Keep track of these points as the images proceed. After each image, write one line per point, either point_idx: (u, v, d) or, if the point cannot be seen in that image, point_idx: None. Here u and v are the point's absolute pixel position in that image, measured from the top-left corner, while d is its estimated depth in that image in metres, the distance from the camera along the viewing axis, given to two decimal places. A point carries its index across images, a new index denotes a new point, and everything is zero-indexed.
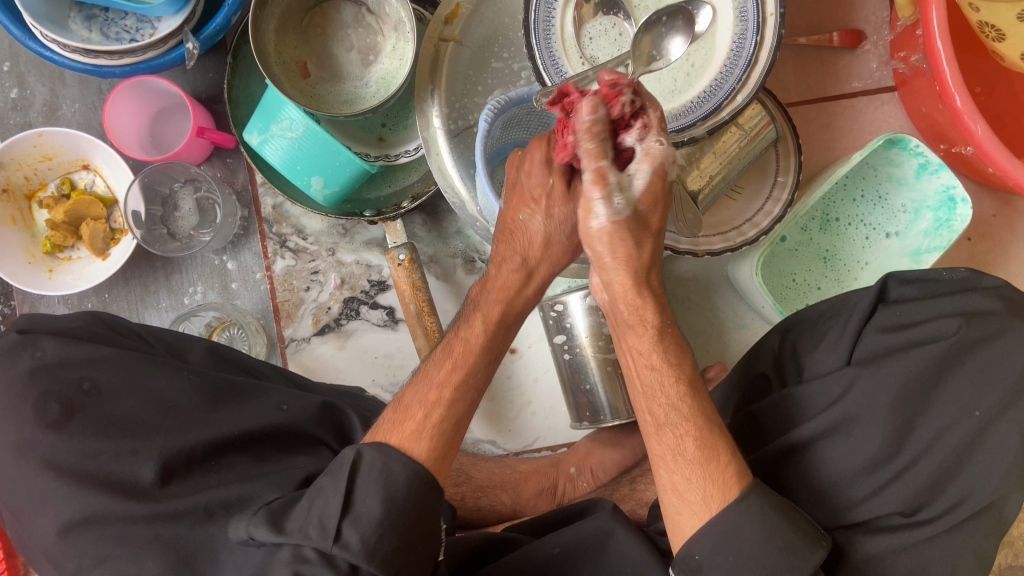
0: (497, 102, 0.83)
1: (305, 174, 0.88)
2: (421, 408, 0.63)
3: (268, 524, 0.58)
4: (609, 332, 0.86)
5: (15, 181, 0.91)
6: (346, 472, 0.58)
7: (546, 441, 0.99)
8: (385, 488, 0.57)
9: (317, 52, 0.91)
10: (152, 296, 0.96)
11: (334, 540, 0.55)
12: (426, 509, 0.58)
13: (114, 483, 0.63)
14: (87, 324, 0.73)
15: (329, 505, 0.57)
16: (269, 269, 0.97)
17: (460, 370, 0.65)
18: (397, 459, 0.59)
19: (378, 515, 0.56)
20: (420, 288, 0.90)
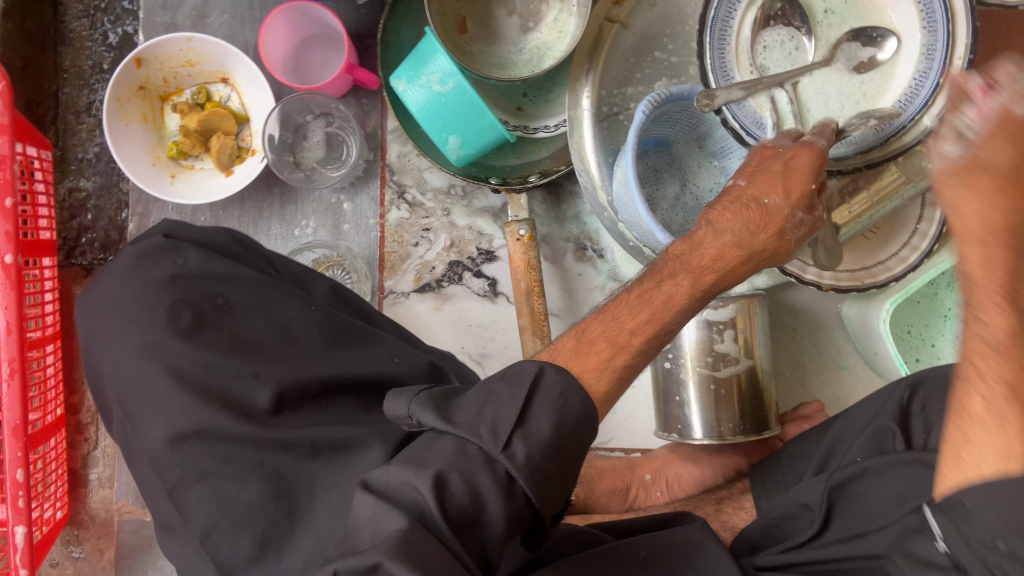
0: (657, 94, 0.81)
1: (444, 131, 0.86)
2: (598, 330, 0.59)
3: (434, 409, 0.53)
4: (720, 350, 0.84)
5: (154, 81, 0.90)
6: (525, 385, 0.52)
7: (621, 443, 0.97)
8: (558, 414, 0.51)
9: (477, 9, 0.89)
10: (264, 221, 0.95)
11: (502, 447, 0.49)
12: (582, 440, 0.53)
13: (230, 403, 0.62)
14: (226, 241, 0.73)
15: (504, 412, 0.51)
16: (382, 218, 0.96)
17: (652, 326, 0.59)
18: (577, 393, 0.52)
19: (549, 436, 0.50)
20: (534, 267, 0.88)
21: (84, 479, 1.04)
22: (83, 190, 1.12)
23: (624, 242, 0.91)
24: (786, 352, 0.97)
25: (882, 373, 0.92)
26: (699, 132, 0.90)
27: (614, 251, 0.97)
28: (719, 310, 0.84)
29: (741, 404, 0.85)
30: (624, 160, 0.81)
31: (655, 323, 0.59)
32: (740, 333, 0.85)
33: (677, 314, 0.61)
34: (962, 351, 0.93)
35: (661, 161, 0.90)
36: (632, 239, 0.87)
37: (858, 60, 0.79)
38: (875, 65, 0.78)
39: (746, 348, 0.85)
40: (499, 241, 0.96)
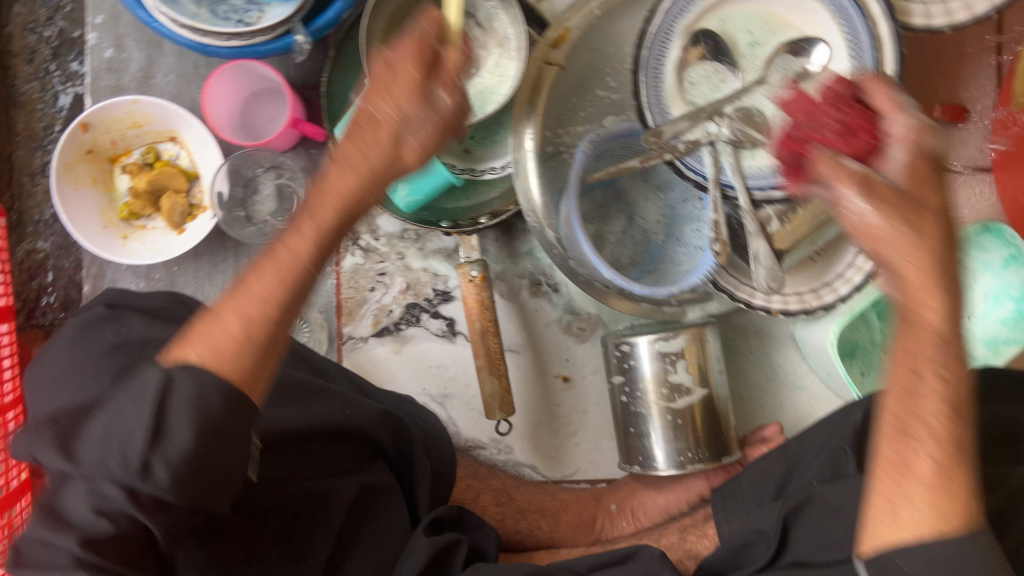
0: (596, 134, 0.82)
1: (392, 178, 0.87)
2: (261, 309, 0.51)
3: (54, 447, 0.49)
4: (674, 380, 0.86)
5: (102, 144, 0.91)
6: (150, 397, 0.47)
7: (587, 474, 0.98)
8: (199, 411, 0.48)
9: None
10: (219, 276, 0.96)
11: (140, 474, 0.47)
12: (240, 420, 0.50)
13: None
14: (169, 304, 0.74)
15: (132, 431, 0.47)
16: (337, 264, 0.97)
17: (270, 279, 0.52)
18: (213, 385, 0.48)
19: (189, 445, 0.48)
20: (488, 307, 0.89)
21: None
22: (41, 251, 1.12)
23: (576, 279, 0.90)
24: (744, 376, 0.98)
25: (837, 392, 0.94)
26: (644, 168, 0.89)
27: (568, 285, 0.98)
28: (670, 341, 0.86)
29: (698, 431, 0.87)
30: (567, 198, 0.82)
31: (285, 284, 0.52)
32: (693, 361, 0.86)
33: (308, 266, 0.53)
34: None
35: (608, 197, 0.90)
36: (583, 275, 0.88)
37: (793, 70, 0.83)
38: (809, 77, 0.82)
39: (700, 377, 0.87)
40: (455, 281, 0.98)
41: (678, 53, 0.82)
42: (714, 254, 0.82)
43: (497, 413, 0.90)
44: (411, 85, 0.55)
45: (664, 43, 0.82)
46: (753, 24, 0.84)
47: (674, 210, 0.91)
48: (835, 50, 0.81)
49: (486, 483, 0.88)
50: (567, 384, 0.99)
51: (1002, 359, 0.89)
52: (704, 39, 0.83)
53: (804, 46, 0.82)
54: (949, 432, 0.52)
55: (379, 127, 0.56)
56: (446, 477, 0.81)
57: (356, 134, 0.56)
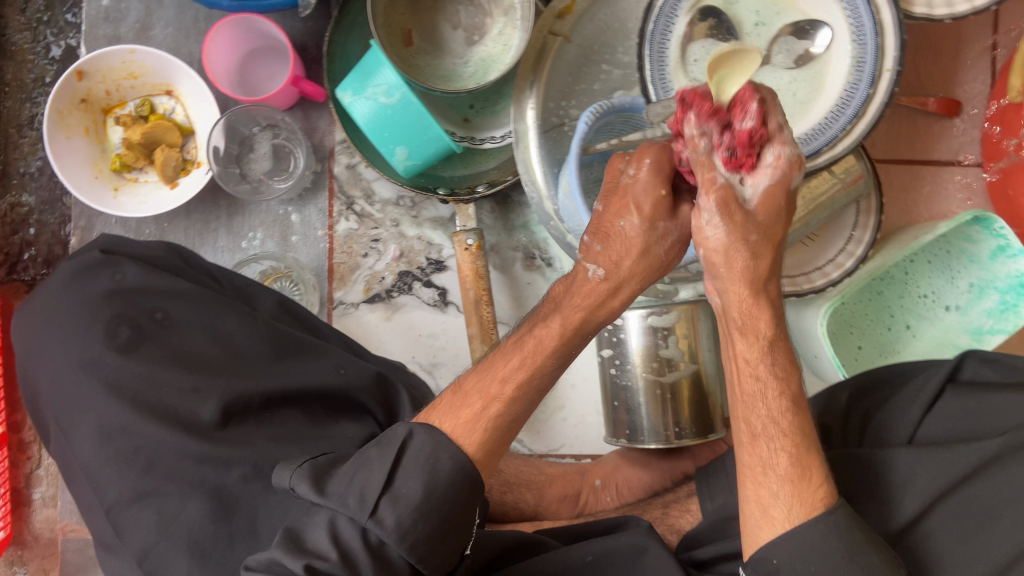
0: (599, 106, 0.83)
1: (391, 142, 0.87)
2: (486, 429, 0.58)
3: (311, 481, 0.56)
4: (664, 355, 0.86)
5: (96, 94, 0.89)
6: (394, 449, 0.56)
7: (572, 450, 0.98)
8: (430, 472, 0.55)
9: (424, 22, 0.90)
10: (210, 234, 0.95)
11: (369, 514, 0.53)
12: (463, 497, 0.56)
13: (171, 417, 0.62)
14: (165, 254, 0.73)
15: (373, 476, 0.55)
16: (331, 229, 0.96)
17: (439, 414, 0.59)
18: (448, 450, 0.56)
19: (418, 496, 0.54)
20: (482, 276, 0.89)
21: (26, 499, 1.02)
22: (26, 204, 1.10)
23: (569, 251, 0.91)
24: None
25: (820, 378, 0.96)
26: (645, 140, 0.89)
27: (561, 260, 0.97)
28: (663, 316, 0.86)
29: (683, 408, 0.87)
30: (568, 169, 0.82)
31: (525, 370, 0.60)
32: (683, 338, 0.86)
33: (549, 358, 0.61)
34: (899, 357, 0.96)
35: None
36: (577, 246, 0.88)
37: (795, 53, 0.83)
38: (810, 59, 0.83)
39: (690, 353, 0.87)
40: (448, 251, 0.97)
41: (685, 28, 0.83)
42: None
43: None
44: (662, 200, 0.60)
45: (670, 18, 0.83)
46: (760, 4, 0.83)
47: None
48: (839, 33, 0.81)
49: None
50: None
51: (988, 348, 0.91)
52: (709, 16, 0.84)
53: (810, 29, 0.82)
54: (796, 428, 0.59)
55: (631, 240, 0.61)
56: None
57: (603, 243, 0.62)
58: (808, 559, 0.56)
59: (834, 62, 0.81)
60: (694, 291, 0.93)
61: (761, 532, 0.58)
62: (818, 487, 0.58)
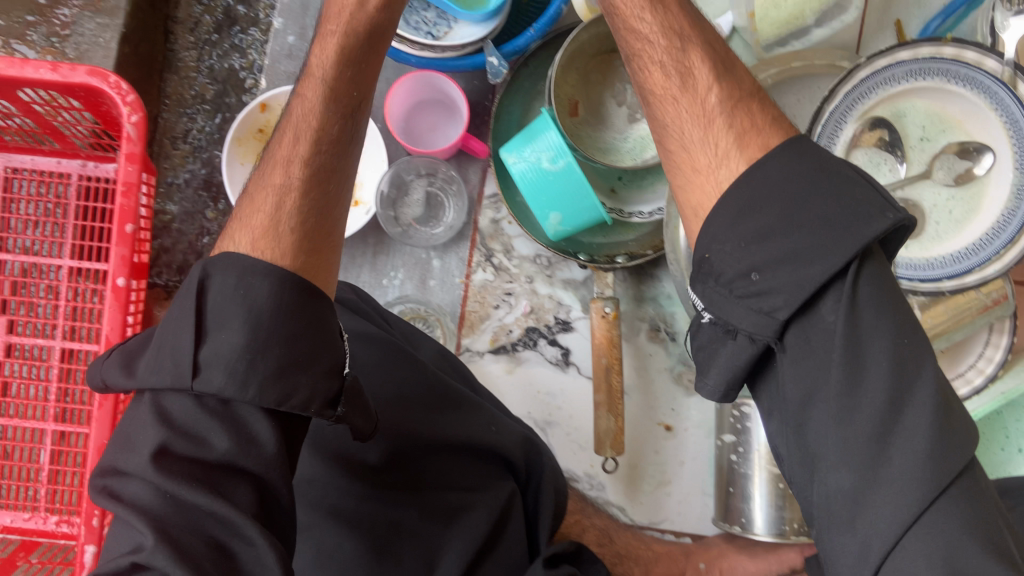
0: None
1: (547, 206, 0.90)
2: (294, 208, 0.60)
3: (120, 368, 0.59)
4: None
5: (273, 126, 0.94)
6: (193, 296, 0.55)
7: (673, 525, 0.99)
8: (250, 307, 0.53)
9: (590, 96, 0.93)
10: (355, 269, 0.98)
11: (191, 376, 0.52)
12: (299, 316, 0.55)
13: (345, 457, 0.71)
14: (348, 295, 0.83)
15: (181, 341, 0.53)
16: (468, 277, 0.99)
17: (281, 170, 0.62)
18: (262, 278, 0.54)
19: (239, 342, 0.52)
20: (615, 345, 0.91)
21: None
22: (169, 213, 1.15)
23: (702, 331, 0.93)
24: None
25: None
26: None
27: (686, 336, 1.00)
28: None
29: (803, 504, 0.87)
30: None
31: (301, 140, 0.63)
32: None
33: (302, 184, 0.61)
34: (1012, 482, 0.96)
35: None
36: None
37: (956, 171, 0.84)
38: (971, 180, 0.83)
39: None
40: (577, 313, 1.00)
41: (851, 135, 0.85)
42: None
43: (607, 449, 0.91)
44: None
45: (840, 122, 0.84)
46: (927, 120, 0.86)
47: None
48: (1004, 159, 0.81)
49: (591, 521, 0.89)
50: (669, 433, 1.00)
51: None
52: (879, 126, 0.86)
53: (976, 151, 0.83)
54: (759, 123, 0.58)
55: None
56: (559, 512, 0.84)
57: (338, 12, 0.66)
58: (806, 400, 0.50)
59: (995, 186, 0.82)
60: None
61: (696, 194, 0.58)
62: (755, 141, 0.56)
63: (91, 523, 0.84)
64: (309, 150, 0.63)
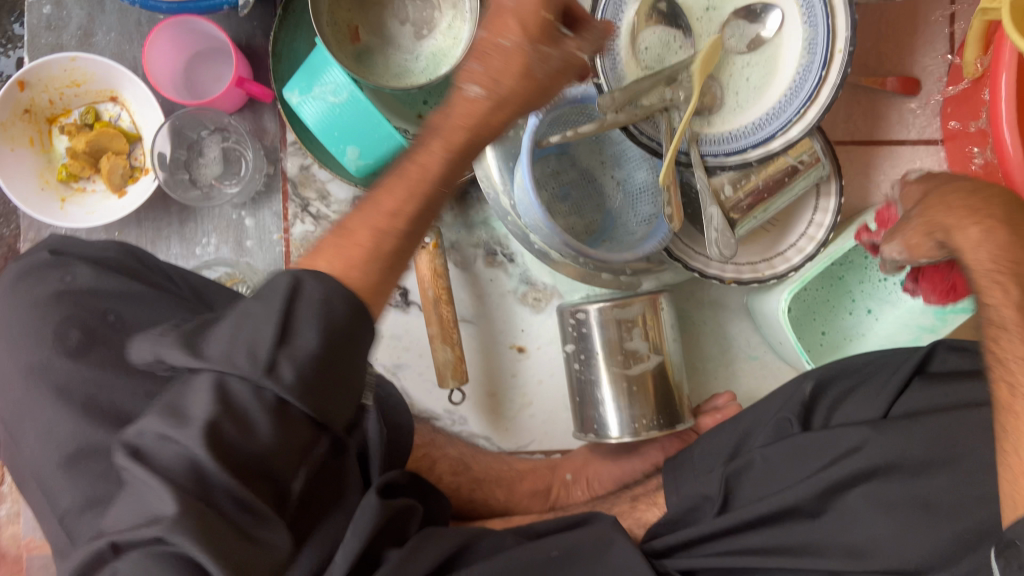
0: (552, 98, 0.83)
1: (341, 140, 0.85)
2: (395, 242, 0.55)
3: (182, 347, 0.49)
4: (630, 346, 0.86)
5: (39, 103, 0.88)
6: (280, 301, 0.49)
7: (541, 445, 0.98)
8: (325, 326, 0.49)
9: (370, 20, 0.89)
10: (163, 241, 0.93)
11: (265, 370, 0.47)
12: (358, 337, 0.52)
13: (118, 420, 0.61)
14: (118, 254, 0.74)
15: (260, 332, 0.48)
16: (286, 232, 0.94)
17: (364, 249, 0.54)
18: (340, 295, 0.51)
19: (315, 347, 0.49)
20: (440, 275, 0.88)
21: None
22: None
23: (529, 245, 0.91)
24: (697, 346, 1.01)
25: (788, 361, 0.96)
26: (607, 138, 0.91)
27: (523, 255, 0.97)
28: (626, 308, 0.85)
29: (652, 398, 0.86)
30: (522, 166, 0.81)
31: (414, 198, 0.56)
32: (648, 328, 0.86)
33: (392, 250, 0.55)
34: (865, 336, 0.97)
35: (562, 164, 0.91)
36: (534, 240, 0.87)
37: (747, 37, 0.82)
38: (762, 44, 0.82)
39: (655, 345, 0.87)
40: None
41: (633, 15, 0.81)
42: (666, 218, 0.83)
43: (449, 381, 0.89)
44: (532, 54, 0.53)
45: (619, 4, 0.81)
46: None
47: (629, 184, 0.91)
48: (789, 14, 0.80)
49: (442, 452, 0.89)
50: (522, 354, 0.98)
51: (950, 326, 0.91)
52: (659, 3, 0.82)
53: (760, 11, 0.82)
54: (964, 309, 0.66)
55: None
56: (402, 449, 0.82)
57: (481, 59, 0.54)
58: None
59: (787, 44, 0.81)
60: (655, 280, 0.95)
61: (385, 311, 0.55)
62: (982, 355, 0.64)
63: None
64: (404, 221, 0.55)
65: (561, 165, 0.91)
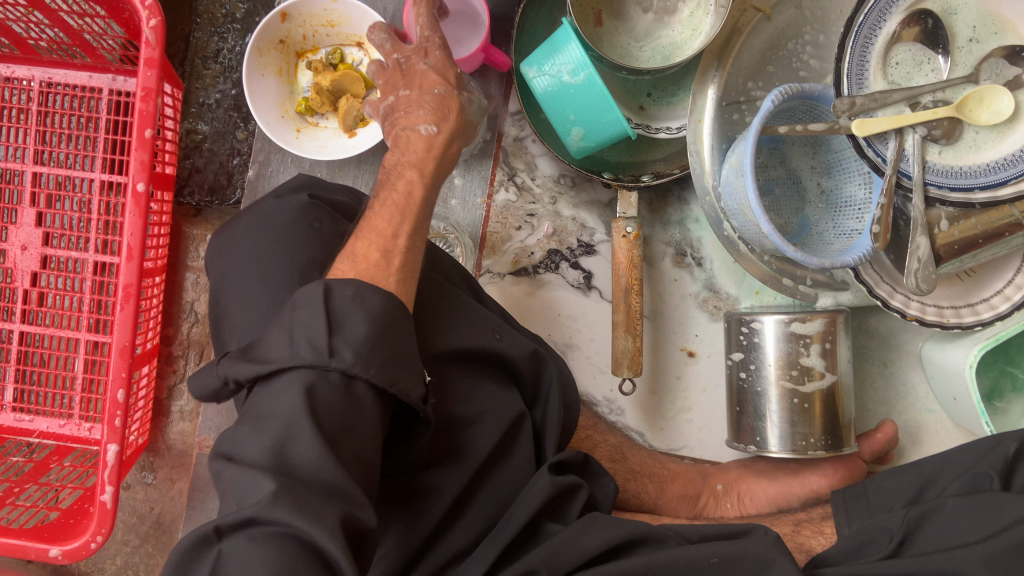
0: (786, 87, 0.80)
1: (571, 121, 0.88)
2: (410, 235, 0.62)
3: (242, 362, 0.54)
4: (805, 363, 0.84)
5: (294, 37, 0.93)
6: (318, 300, 0.53)
7: (693, 452, 0.97)
8: (370, 313, 0.54)
9: (613, 4, 0.90)
10: (377, 186, 0.97)
11: (328, 355, 0.51)
12: (399, 324, 0.56)
13: None
14: (349, 199, 0.78)
15: (314, 328, 0.52)
16: (490, 198, 0.98)
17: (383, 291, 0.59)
18: (379, 296, 0.56)
19: (365, 332, 0.53)
20: (636, 265, 0.89)
21: (167, 409, 1.08)
22: (200, 132, 1.15)
23: (717, 229, 0.91)
24: (872, 388, 0.97)
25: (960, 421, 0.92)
26: (818, 142, 0.89)
27: (712, 261, 0.97)
28: (807, 324, 0.84)
29: (818, 420, 0.84)
30: (742, 144, 0.81)
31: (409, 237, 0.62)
32: (827, 348, 0.84)
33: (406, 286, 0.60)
34: None
35: (772, 158, 0.92)
36: (726, 227, 0.88)
37: (1004, 77, 0.79)
38: (1020, 86, 0.79)
39: (832, 364, 0.84)
40: (600, 236, 0.98)
41: (895, 27, 0.80)
42: (872, 237, 0.81)
43: (624, 369, 0.90)
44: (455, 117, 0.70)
45: (883, 13, 0.79)
46: (979, 19, 0.80)
47: (834, 196, 0.89)
48: None
49: (603, 437, 0.90)
50: (691, 359, 0.98)
51: None
52: (922, 19, 0.79)
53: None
54: None
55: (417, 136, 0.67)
56: (570, 426, 0.83)
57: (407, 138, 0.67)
58: None
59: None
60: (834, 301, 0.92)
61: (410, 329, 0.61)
62: None
63: (114, 423, 0.86)
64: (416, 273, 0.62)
65: (771, 159, 0.92)
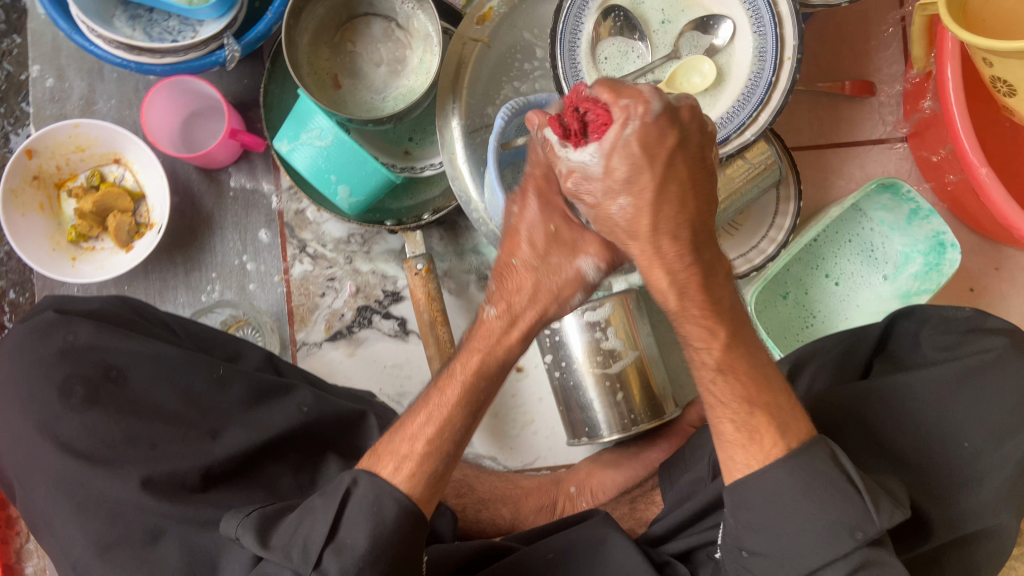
0: (512, 104, 0.85)
1: (334, 182, 0.89)
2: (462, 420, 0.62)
3: (256, 535, 0.59)
4: (606, 347, 0.88)
5: (47, 169, 0.94)
6: (339, 498, 0.59)
7: (546, 461, 1.00)
8: (375, 523, 0.58)
9: (347, 65, 0.94)
10: (171, 291, 0.98)
11: (313, 566, 0.57)
12: (410, 538, 0.59)
13: (163, 480, 0.66)
14: (117, 308, 0.79)
15: (316, 531, 0.58)
16: (286, 273, 0.99)
17: (436, 427, 0.62)
18: (391, 496, 0.59)
19: (362, 548, 0.57)
20: (435, 298, 0.91)
21: (19, 573, 1.02)
22: None
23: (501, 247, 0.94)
24: (688, 353, 1.02)
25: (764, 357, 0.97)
26: None
27: None
28: (597, 310, 0.88)
29: (635, 394, 0.89)
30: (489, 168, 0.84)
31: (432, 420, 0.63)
32: (621, 328, 0.89)
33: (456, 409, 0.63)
34: (835, 330, 1.00)
35: None
36: None
37: (701, 47, 0.86)
38: (716, 52, 0.86)
39: (630, 341, 0.89)
40: (403, 282, 0.99)
41: (592, 27, 0.87)
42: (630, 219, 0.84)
43: None
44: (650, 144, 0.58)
45: (579, 17, 0.87)
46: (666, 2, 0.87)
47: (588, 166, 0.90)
48: (739, 24, 0.84)
49: (445, 475, 0.91)
50: (521, 373, 1.01)
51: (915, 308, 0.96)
52: (613, 14, 0.87)
53: (711, 23, 0.86)
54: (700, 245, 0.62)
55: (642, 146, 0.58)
56: None
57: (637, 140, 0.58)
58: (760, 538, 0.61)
59: (739, 52, 0.85)
60: (627, 284, 0.94)
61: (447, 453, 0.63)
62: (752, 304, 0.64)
63: None
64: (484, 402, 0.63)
65: None
